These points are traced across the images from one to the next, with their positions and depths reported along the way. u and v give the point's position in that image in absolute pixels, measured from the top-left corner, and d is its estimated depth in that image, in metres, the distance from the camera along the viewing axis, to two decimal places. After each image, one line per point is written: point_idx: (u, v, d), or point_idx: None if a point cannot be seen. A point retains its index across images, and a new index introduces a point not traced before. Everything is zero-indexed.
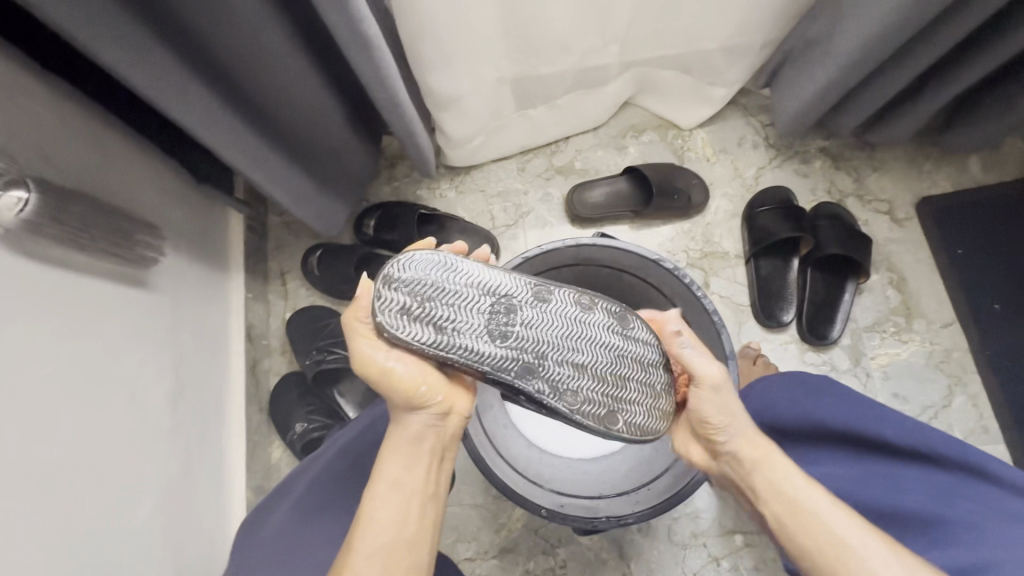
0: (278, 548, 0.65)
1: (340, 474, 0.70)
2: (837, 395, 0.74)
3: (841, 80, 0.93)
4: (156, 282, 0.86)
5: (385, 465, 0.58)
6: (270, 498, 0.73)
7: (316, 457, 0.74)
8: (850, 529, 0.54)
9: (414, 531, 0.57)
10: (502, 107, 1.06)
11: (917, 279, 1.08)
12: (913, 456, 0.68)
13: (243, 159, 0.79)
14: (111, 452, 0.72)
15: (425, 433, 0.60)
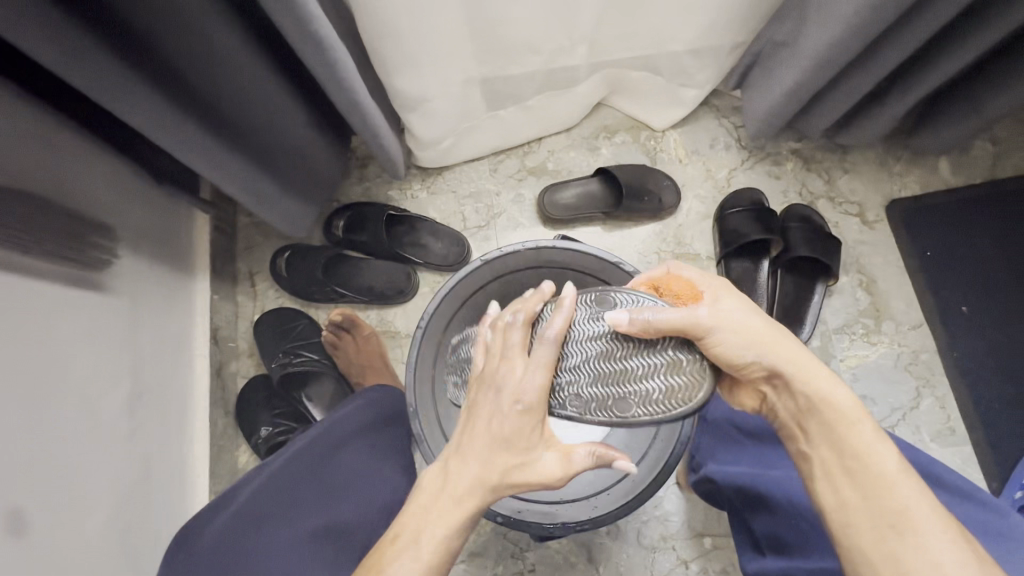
0: (220, 556, 0.63)
1: (294, 483, 0.70)
2: None
3: (808, 82, 0.93)
4: (113, 285, 0.84)
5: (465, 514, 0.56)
6: (213, 501, 0.70)
7: (269, 461, 0.72)
8: (921, 506, 0.51)
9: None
10: (472, 108, 1.05)
11: (887, 281, 1.09)
12: None
13: (205, 164, 0.80)
14: (60, 457, 0.71)
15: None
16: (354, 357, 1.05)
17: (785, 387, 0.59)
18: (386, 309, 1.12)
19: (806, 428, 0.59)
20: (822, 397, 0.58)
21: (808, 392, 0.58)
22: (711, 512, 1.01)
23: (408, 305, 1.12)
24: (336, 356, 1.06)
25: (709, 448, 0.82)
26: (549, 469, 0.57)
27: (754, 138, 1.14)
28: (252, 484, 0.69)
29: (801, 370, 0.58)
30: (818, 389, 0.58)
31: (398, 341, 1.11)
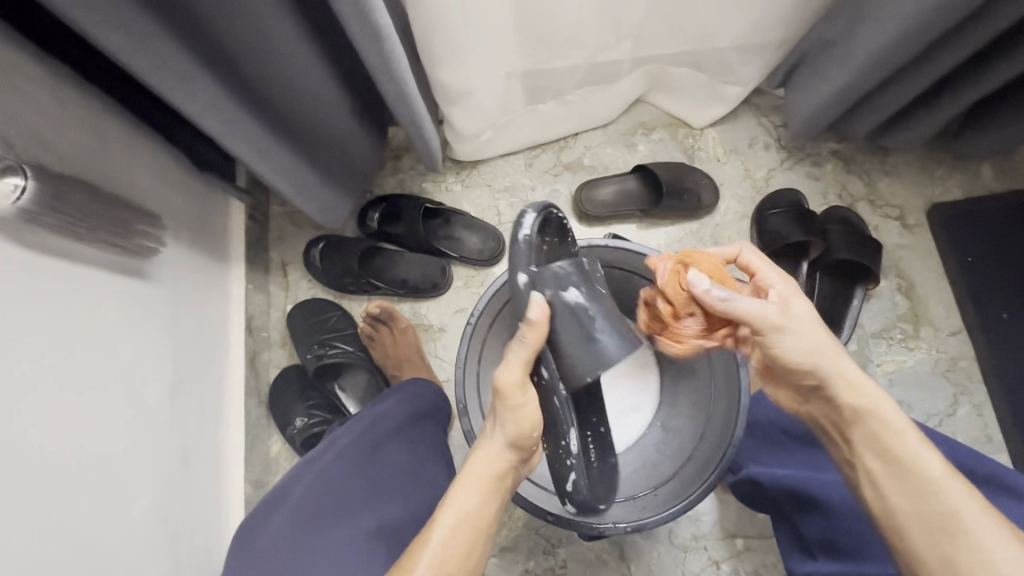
0: (277, 554, 0.64)
1: (343, 480, 0.70)
2: None
3: (858, 84, 0.91)
4: (156, 273, 0.84)
5: (464, 479, 0.58)
6: (268, 500, 0.71)
7: (315, 458, 0.73)
8: (971, 507, 0.52)
9: (469, 566, 0.55)
10: (512, 102, 1.04)
11: (925, 286, 1.08)
12: None
13: (247, 150, 0.78)
14: (109, 446, 0.71)
15: (506, 474, 0.60)
16: (391, 349, 1.04)
17: (830, 400, 0.59)
18: (419, 303, 1.11)
19: (850, 439, 0.59)
20: (868, 410, 0.57)
21: (855, 401, 0.58)
22: (743, 513, 1.01)
23: (441, 299, 1.11)
24: (372, 348, 1.06)
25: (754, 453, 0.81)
26: (501, 378, 0.60)
27: (795, 138, 1.12)
28: (305, 482, 0.70)
29: (852, 385, 0.58)
30: (857, 389, 0.58)
31: (431, 335, 1.10)
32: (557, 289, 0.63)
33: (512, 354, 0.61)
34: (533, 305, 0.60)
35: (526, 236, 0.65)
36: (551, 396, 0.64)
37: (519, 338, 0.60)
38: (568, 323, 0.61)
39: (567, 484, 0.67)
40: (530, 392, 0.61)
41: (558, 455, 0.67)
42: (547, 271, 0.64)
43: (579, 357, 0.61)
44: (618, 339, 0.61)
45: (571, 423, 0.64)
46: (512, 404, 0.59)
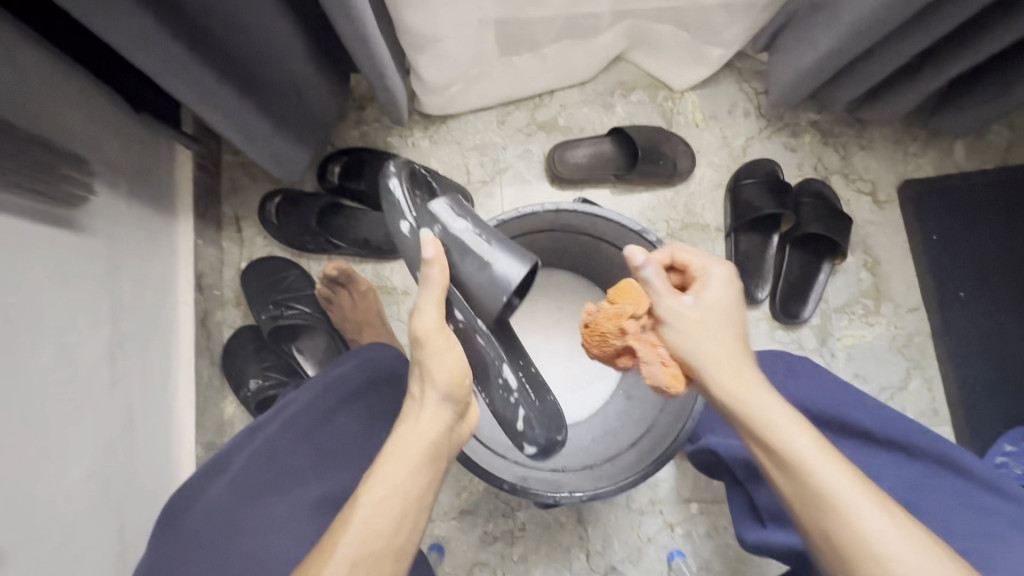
0: (211, 529, 0.61)
1: (282, 450, 0.67)
2: (816, 380, 0.77)
3: (843, 52, 0.88)
4: (89, 225, 0.77)
5: (390, 449, 0.54)
6: (206, 470, 0.67)
7: (263, 423, 0.70)
8: (874, 517, 0.49)
9: (400, 539, 0.51)
10: (484, 53, 0.97)
11: (890, 263, 1.09)
12: (890, 444, 0.71)
13: (185, 88, 0.71)
14: (41, 410, 0.66)
15: (442, 436, 0.55)
16: (350, 311, 0.99)
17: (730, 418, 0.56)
18: (382, 264, 1.07)
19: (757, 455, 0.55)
20: (763, 425, 0.53)
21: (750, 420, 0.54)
22: (699, 479, 1.04)
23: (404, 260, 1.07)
24: (330, 311, 1.01)
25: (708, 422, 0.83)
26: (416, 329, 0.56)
27: (775, 107, 1.09)
28: (246, 452, 0.67)
29: (740, 397, 0.55)
30: (748, 401, 0.54)
31: (394, 297, 1.06)
32: (442, 225, 0.60)
33: (423, 301, 0.57)
34: (426, 244, 0.57)
35: (396, 187, 0.63)
36: (473, 336, 0.62)
37: (424, 281, 0.57)
38: (462, 255, 0.59)
39: (519, 423, 0.62)
40: (450, 337, 0.57)
41: (499, 398, 0.63)
42: (425, 214, 0.61)
43: (484, 285, 0.59)
44: (517, 257, 0.59)
45: (502, 357, 0.62)
46: (430, 356, 0.56)
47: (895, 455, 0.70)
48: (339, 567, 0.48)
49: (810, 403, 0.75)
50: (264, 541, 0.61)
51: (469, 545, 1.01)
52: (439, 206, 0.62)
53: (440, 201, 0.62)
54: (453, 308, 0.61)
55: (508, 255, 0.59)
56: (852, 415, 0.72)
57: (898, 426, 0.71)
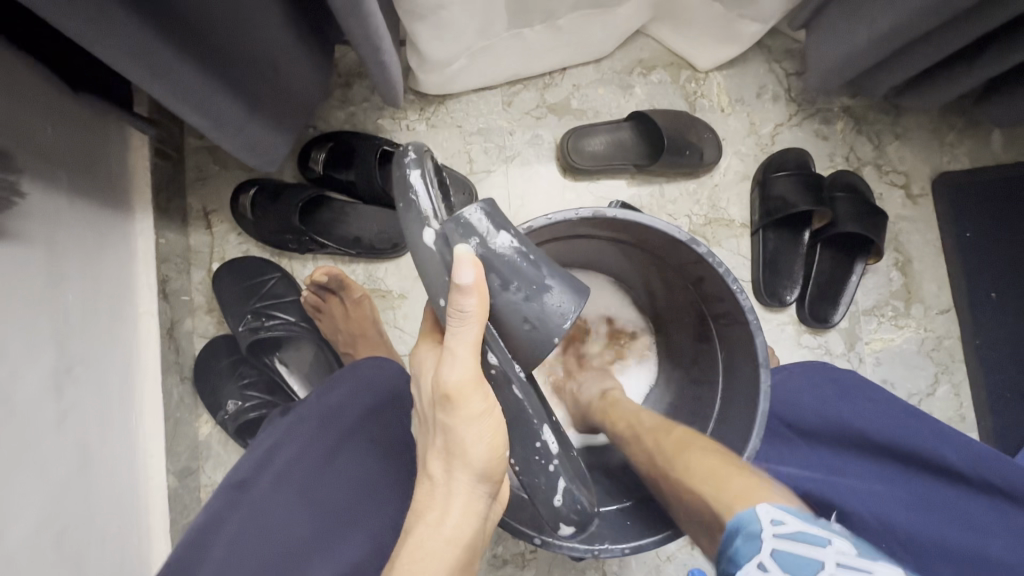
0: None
1: (280, 514, 0.59)
2: (882, 402, 0.68)
3: (899, 35, 0.78)
4: (24, 231, 0.63)
5: (413, 555, 0.42)
6: (194, 540, 0.59)
7: (250, 482, 0.61)
8: (689, 442, 0.60)
9: None
10: (492, 24, 0.84)
11: (921, 261, 1.02)
12: (984, 486, 0.62)
13: (133, 63, 0.58)
14: None
15: (475, 526, 0.44)
16: (342, 322, 0.88)
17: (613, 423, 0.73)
18: (375, 265, 0.95)
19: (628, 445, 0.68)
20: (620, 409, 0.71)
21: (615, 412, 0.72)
22: None
23: (400, 261, 0.95)
24: (320, 320, 0.90)
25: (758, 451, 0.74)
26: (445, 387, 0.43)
27: (808, 91, 1.00)
28: (242, 518, 0.59)
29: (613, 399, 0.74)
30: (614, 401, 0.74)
31: (389, 303, 0.95)
32: (481, 237, 0.44)
33: (456, 345, 0.43)
34: (463, 265, 0.42)
35: (415, 174, 0.45)
36: (506, 387, 0.48)
37: (456, 314, 0.43)
38: (507, 280, 0.45)
39: (556, 497, 0.49)
40: (489, 395, 0.44)
41: (533, 467, 0.49)
42: (454, 219, 0.45)
43: (532, 319, 0.46)
44: (578, 289, 0.47)
45: (541, 416, 0.49)
46: (462, 425, 0.43)
47: (988, 499, 0.62)
48: None
49: (881, 432, 0.66)
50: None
51: None
52: (478, 207, 0.45)
53: (480, 201, 0.45)
54: (486, 350, 0.47)
55: (565, 286, 0.46)
56: (933, 448, 0.64)
57: (987, 463, 0.62)
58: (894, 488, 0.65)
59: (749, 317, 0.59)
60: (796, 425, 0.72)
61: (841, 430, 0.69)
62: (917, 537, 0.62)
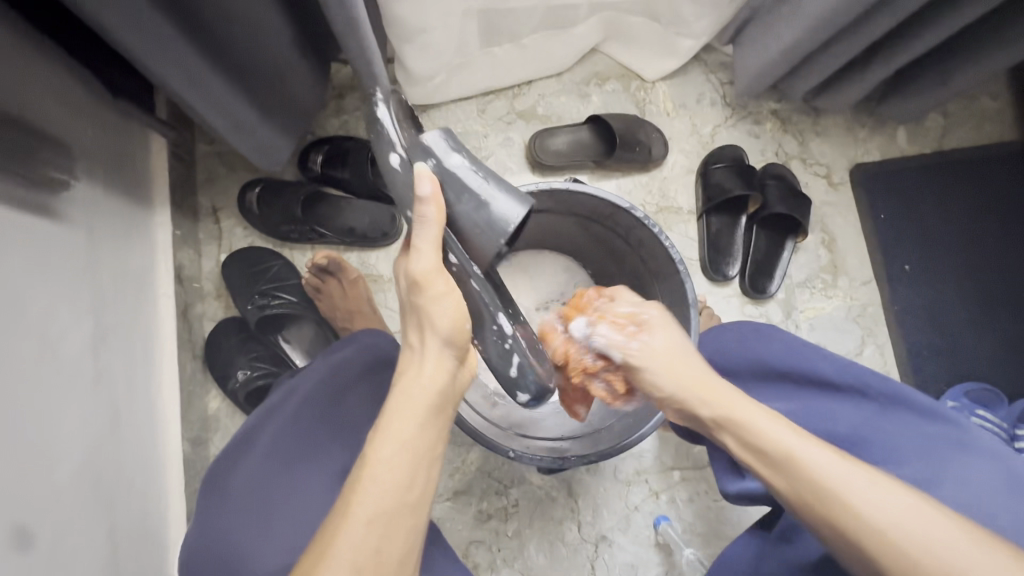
0: (241, 506, 0.64)
1: (301, 423, 0.69)
2: (783, 339, 0.77)
3: (801, 45, 0.95)
4: (68, 212, 0.74)
5: (398, 401, 0.53)
6: (232, 448, 0.70)
7: (278, 406, 0.71)
8: (902, 507, 0.51)
9: (412, 495, 0.51)
10: (466, 42, 1.00)
11: (844, 240, 1.18)
12: (846, 390, 0.71)
13: (175, 73, 0.70)
14: (33, 401, 0.64)
15: (445, 386, 0.55)
16: (340, 300, 1.00)
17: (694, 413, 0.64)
18: (368, 252, 1.07)
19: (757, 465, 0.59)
20: (726, 415, 0.61)
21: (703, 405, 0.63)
22: (681, 448, 1.09)
23: (390, 248, 1.08)
24: (319, 300, 1.01)
25: None
26: (415, 274, 0.54)
27: (739, 96, 1.16)
28: (266, 433, 0.69)
29: (681, 378, 0.64)
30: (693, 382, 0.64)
31: (381, 285, 1.07)
32: (440, 158, 0.58)
33: (420, 243, 0.55)
34: (422, 178, 0.53)
35: (382, 111, 0.58)
36: (467, 281, 0.60)
37: (419, 219, 0.54)
38: (461, 189, 0.58)
39: (512, 370, 0.63)
40: (449, 281, 0.56)
41: (493, 346, 0.63)
42: (416, 144, 0.58)
43: (481, 225, 0.58)
44: (522, 197, 0.59)
45: (496, 303, 0.61)
46: (427, 302, 0.55)
47: (849, 399, 0.71)
48: (358, 525, 0.48)
49: (773, 354, 0.76)
50: (297, 517, 0.63)
51: (464, 524, 1.04)
52: (435, 136, 0.59)
53: (436, 132, 0.59)
54: (448, 252, 0.59)
55: (509, 193, 0.59)
56: (811, 364, 0.73)
57: (851, 370, 0.71)
58: (787, 403, 0.74)
59: (679, 266, 0.73)
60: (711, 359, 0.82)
61: (744, 357, 0.78)
62: None
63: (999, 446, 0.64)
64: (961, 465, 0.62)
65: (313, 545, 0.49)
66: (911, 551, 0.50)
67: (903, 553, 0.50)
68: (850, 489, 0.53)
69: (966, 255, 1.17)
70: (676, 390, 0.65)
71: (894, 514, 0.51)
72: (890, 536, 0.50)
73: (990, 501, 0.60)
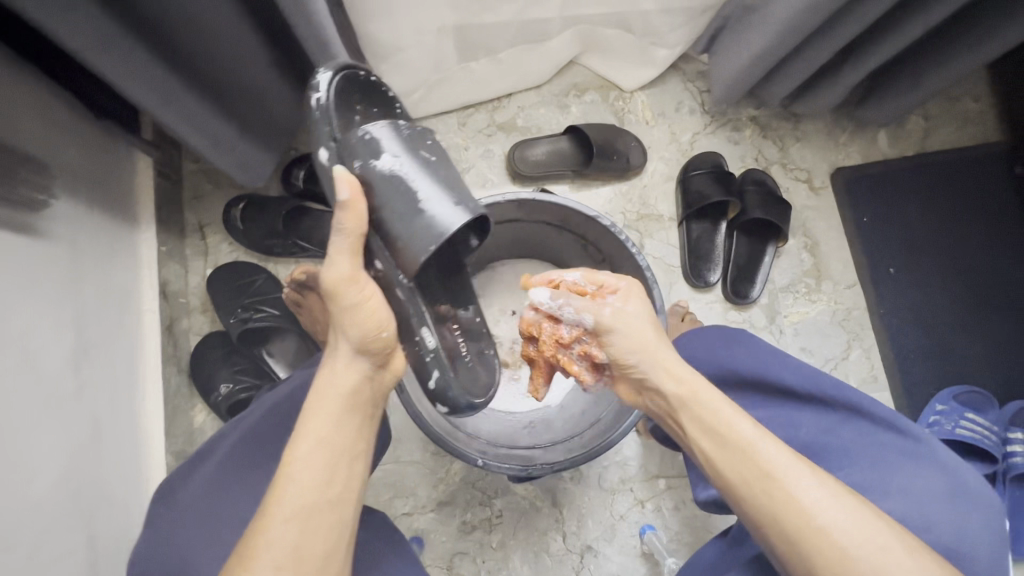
0: (194, 516, 0.65)
1: (258, 431, 0.69)
2: (750, 346, 0.75)
3: (771, 53, 0.96)
4: (49, 230, 0.76)
5: (314, 402, 0.55)
6: (193, 458, 0.71)
7: (245, 415, 0.72)
8: (833, 515, 0.52)
9: (333, 491, 0.53)
10: (443, 57, 1.02)
11: (827, 244, 1.17)
12: (810, 399, 0.70)
13: (148, 93, 0.73)
14: (16, 414, 0.66)
15: (361, 386, 0.57)
16: (320, 313, 0.98)
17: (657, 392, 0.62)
18: None
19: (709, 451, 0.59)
20: (690, 395, 0.60)
21: (663, 382, 0.61)
22: (666, 456, 1.08)
23: None
24: (300, 313, 1.01)
25: None
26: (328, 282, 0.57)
27: (717, 104, 1.17)
28: (223, 443, 0.70)
29: (646, 350, 0.62)
30: (654, 358, 0.62)
31: None
32: (368, 158, 0.62)
33: (333, 252, 0.58)
34: (339, 183, 0.56)
35: (320, 102, 0.64)
36: (392, 290, 0.64)
37: (335, 227, 0.57)
38: (383, 192, 0.61)
39: (430, 380, 0.66)
40: (364, 287, 0.58)
41: (416, 355, 0.66)
42: (353, 144, 0.62)
43: (409, 234, 0.61)
44: (447, 209, 0.61)
45: (420, 316, 0.65)
46: (341, 309, 0.57)
47: (812, 408, 0.70)
48: (278, 521, 0.50)
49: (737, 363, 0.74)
50: (240, 525, 0.65)
51: (448, 535, 1.04)
52: (367, 134, 0.63)
53: (369, 130, 0.62)
54: (374, 258, 0.64)
55: (431, 203, 0.61)
56: (777, 374, 0.72)
57: (815, 379, 0.70)
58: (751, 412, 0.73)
59: (647, 274, 0.76)
60: None
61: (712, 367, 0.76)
62: None
63: (955, 461, 0.64)
64: (908, 477, 0.63)
65: (240, 546, 0.50)
66: (827, 530, 0.52)
67: (820, 532, 0.52)
68: (772, 460, 0.55)
69: (952, 257, 1.16)
70: (647, 351, 0.62)
71: (813, 495, 0.53)
72: (813, 515, 0.52)
73: (932, 516, 0.60)
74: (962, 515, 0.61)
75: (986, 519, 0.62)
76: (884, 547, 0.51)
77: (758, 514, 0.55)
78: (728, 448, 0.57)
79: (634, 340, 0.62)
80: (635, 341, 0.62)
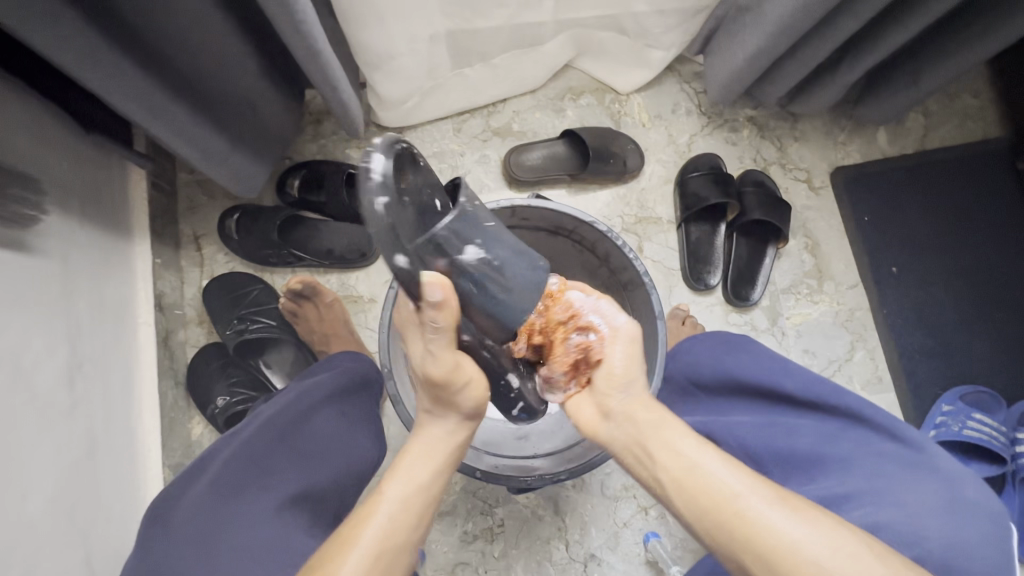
0: (185, 540, 0.61)
1: (252, 451, 0.68)
2: (754, 353, 0.77)
3: (765, 53, 0.95)
4: (40, 245, 0.75)
5: (419, 449, 0.61)
6: (184, 477, 0.69)
7: (239, 430, 0.72)
8: (803, 536, 0.49)
9: (418, 523, 0.57)
10: (436, 63, 1.01)
11: (829, 244, 1.16)
12: (810, 406, 0.71)
13: (137, 108, 0.72)
14: (10, 432, 0.65)
15: (454, 447, 0.63)
16: (316, 323, 1.00)
17: (619, 416, 0.62)
18: (347, 274, 1.08)
19: (667, 483, 0.57)
20: (652, 419, 0.60)
21: (622, 406, 0.62)
22: None
23: (369, 269, 1.08)
24: (296, 323, 1.01)
25: (667, 400, 0.84)
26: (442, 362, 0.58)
27: (714, 104, 1.16)
28: (216, 458, 0.68)
29: (624, 376, 0.63)
30: (619, 381, 0.63)
31: (361, 306, 1.08)
32: (453, 255, 0.56)
33: (434, 346, 0.58)
34: (433, 288, 0.52)
35: (378, 204, 0.50)
36: (479, 350, 0.67)
37: (433, 325, 0.56)
38: (475, 284, 0.58)
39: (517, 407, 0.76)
40: (473, 368, 0.61)
41: (500, 390, 0.74)
42: (427, 243, 0.54)
43: (502, 313, 0.61)
44: (530, 273, 0.61)
45: (505, 365, 0.70)
46: (452, 384, 0.59)
47: (815, 416, 0.70)
48: (370, 538, 0.53)
49: (743, 371, 0.75)
50: (236, 551, 0.60)
51: (450, 546, 1.03)
52: (440, 231, 0.54)
53: (443, 227, 0.54)
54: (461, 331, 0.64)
55: (520, 278, 0.60)
56: (777, 380, 0.72)
57: (816, 386, 0.70)
58: (756, 419, 0.72)
59: (645, 279, 0.76)
60: (693, 376, 0.81)
61: (719, 373, 0.78)
62: (757, 449, 0.69)
63: (954, 468, 0.63)
64: (904, 488, 0.61)
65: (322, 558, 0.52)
66: (795, 550, 0.49)
67: (788, 554, 0.49)
68: (728, 483, 0.54)
69: (955, 255, 1.15)
70: (637, 373, 0.64)
71: (776, 516, 0.51)
72: (777, 537, 0.50)
73: (929, 524, 0.58)
74: (964, 524, 0.58)
75: (987, 532, 0.59)
76: (855, 562, 0.48)
77: (730, 544, 0.52)
78: (682, 474, 0.56)
79: (631, 360, 0.64)
80: (632, 361, 0.64)
